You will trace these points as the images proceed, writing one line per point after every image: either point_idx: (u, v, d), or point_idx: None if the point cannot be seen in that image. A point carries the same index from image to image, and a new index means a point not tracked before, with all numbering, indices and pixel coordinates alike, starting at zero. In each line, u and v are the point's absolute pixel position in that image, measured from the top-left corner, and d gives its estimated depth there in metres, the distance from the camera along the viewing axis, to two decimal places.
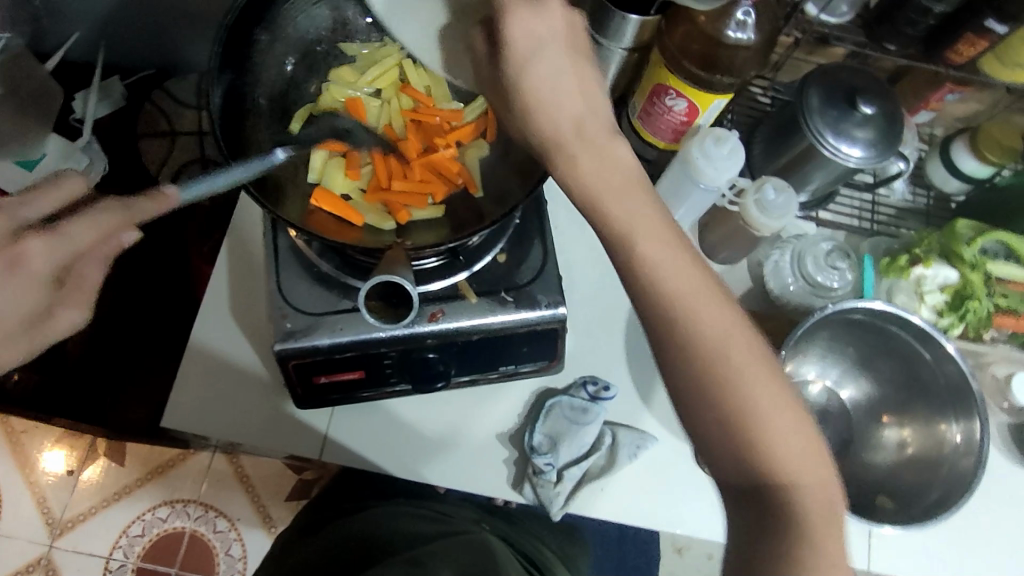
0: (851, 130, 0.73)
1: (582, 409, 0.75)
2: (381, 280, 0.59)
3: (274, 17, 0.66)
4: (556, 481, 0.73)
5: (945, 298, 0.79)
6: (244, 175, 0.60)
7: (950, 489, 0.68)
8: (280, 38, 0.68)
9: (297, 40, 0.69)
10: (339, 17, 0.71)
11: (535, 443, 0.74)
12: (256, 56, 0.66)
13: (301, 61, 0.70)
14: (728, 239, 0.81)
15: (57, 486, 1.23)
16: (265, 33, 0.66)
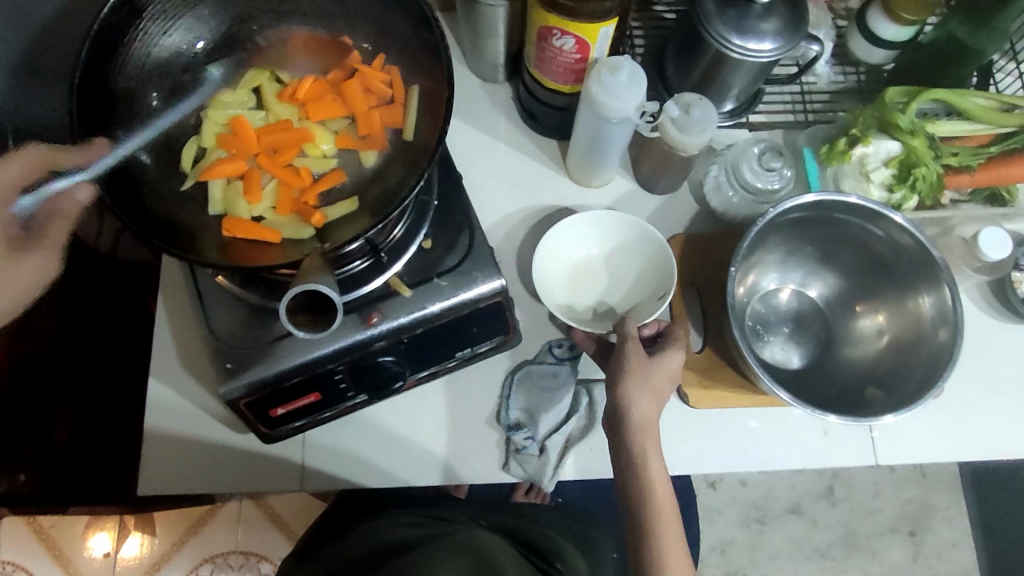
0: (756, 25, 0.69)
1: (550, 375, 0.75)
2: (295, 290, 0.53)
3: (128, 60, 0.63)
4: (538, 451, 0.73)
5: (891, 171, 0.75)
6: (139, 227, 0.58)
7: (932, 365, 0.66)
8: (141, 79, 0.65)
9: (159, 77, 0.66)
10: (196, 42, 0.68)
11: (511, 419, 0.74)
12: (119, 105, 0.63)
13: (169, 96, 0.68)
14: (662, 166, 0.77)
15: (99, 570, 1.22)
16: (122, 79, 0.63)
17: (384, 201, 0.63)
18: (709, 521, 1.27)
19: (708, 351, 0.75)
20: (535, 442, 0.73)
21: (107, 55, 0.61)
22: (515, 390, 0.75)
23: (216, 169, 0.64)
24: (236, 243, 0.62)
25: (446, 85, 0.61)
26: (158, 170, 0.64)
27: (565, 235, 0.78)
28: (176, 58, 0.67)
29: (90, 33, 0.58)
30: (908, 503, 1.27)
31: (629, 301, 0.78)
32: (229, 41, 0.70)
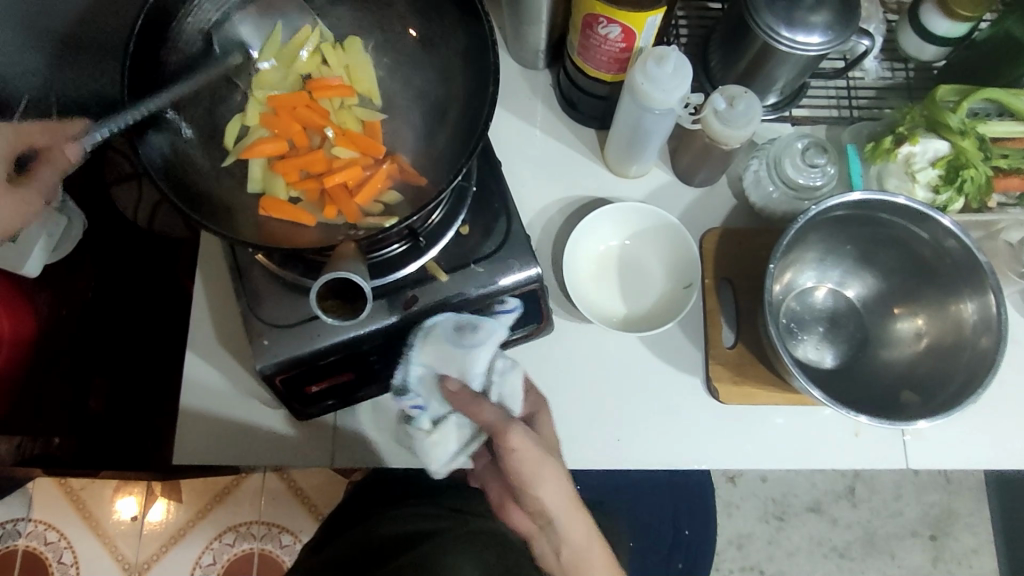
0: (805, 17, 0.67)
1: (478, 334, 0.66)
2: (327, 277, 0.54)
3: (179, 41, 0.63)
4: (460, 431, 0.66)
5: (938, 172, 0.73)
6: (184, 208, 0.58)
7: (971, 374, 0.65)
8: (191, 60, 0.64)
9: (210, 54, 0.66)
10: (246, 27, 0.68)
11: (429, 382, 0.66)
12: (170, 84, 0.62)
13: (219, 77, 0.67)
14: (701, 160, 0.77)
15: (126, 532, 1.26)
16: (173, 60, 0.63)
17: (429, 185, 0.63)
18: (728, 515, 1.26)
19: (739, 347, 0.75)
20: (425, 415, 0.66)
21: (158, 35, 0.61)
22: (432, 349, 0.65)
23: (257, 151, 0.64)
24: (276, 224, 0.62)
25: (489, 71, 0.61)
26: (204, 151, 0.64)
27: (597, 230, 0.79)
28: (227, 42, 0.67)
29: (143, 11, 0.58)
30: (930, 507, 1.26)
31: (661, 294, 0.77)
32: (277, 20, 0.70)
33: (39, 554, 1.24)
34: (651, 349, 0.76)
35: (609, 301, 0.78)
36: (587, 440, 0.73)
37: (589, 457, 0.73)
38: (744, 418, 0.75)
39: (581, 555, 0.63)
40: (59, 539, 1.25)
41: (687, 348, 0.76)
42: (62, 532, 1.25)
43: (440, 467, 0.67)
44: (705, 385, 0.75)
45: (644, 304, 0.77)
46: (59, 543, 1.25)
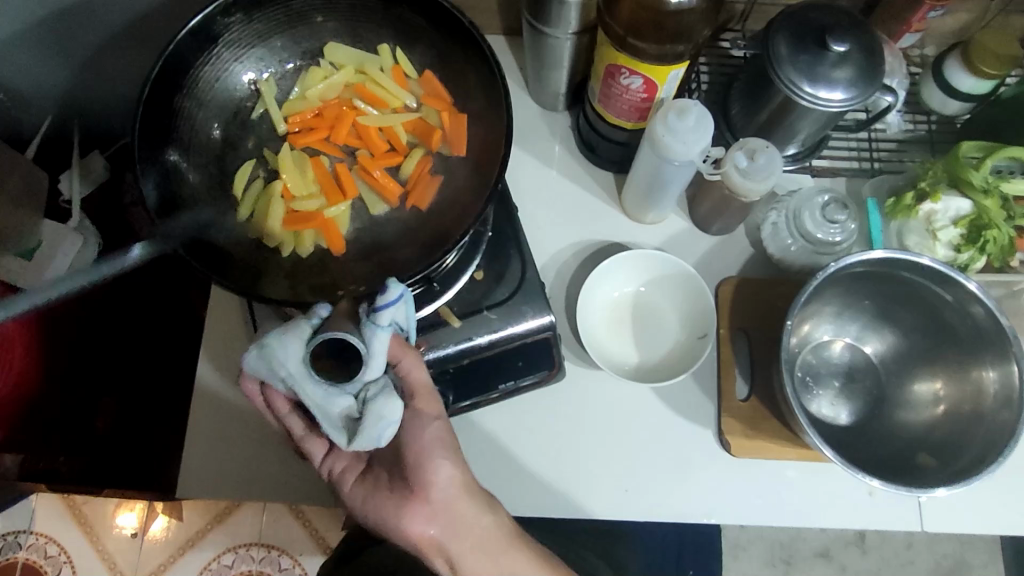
0: (829, 73, 0.67)
1: (382, 354, 0.55)
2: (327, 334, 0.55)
3: (199, 77, 0.66)
4: (290, 334, 0.55)
5: (960, 232, 0.72)
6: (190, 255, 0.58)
7: (991, 443, 0.63)
8: (206, 96, 0.67)
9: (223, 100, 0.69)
10: (261, 74, 0.71)
11: (333, 419, 0.55)
12: (181, 118, 0.65)
13: (229, 121, 0.70)
14: (719, 209, 0.76)
15: (125, 548, 1.25)
16: (189, 96, 0.65)
17: (437, 232, 0.67)
18: (735, 557, 1.24)
19: (753, 401, 0.73)
20: (320, 326, 0.56)
21: (174, 80, 0.63)
22: (387, 428, 0.53)
23: (298, 217, 0.66)
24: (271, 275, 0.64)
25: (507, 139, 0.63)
26: (206, 189, 0.66)
27: (612, 276, 0.78)
28: (242, 85, 0.70)
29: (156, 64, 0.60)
30: (942, 557, 1.23)
31: (675, 344, 0.77)
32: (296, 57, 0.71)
33: (38, 568, 1.24)
34: (663, 398, 0.75)
35: (621, 349, 0.77)
36: (595, 490, 0.72)
37: (597, 506, 0.72)
38: (754, 469, 0.73)
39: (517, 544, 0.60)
40: (59, 553, 1.25)
41: (700, 398, 0.75)
42: (62, 545, 1.25)
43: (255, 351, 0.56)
44: (717, 437, 0.74)
45: (657, 352, 0.77)
46: (59, 557, 1.24)
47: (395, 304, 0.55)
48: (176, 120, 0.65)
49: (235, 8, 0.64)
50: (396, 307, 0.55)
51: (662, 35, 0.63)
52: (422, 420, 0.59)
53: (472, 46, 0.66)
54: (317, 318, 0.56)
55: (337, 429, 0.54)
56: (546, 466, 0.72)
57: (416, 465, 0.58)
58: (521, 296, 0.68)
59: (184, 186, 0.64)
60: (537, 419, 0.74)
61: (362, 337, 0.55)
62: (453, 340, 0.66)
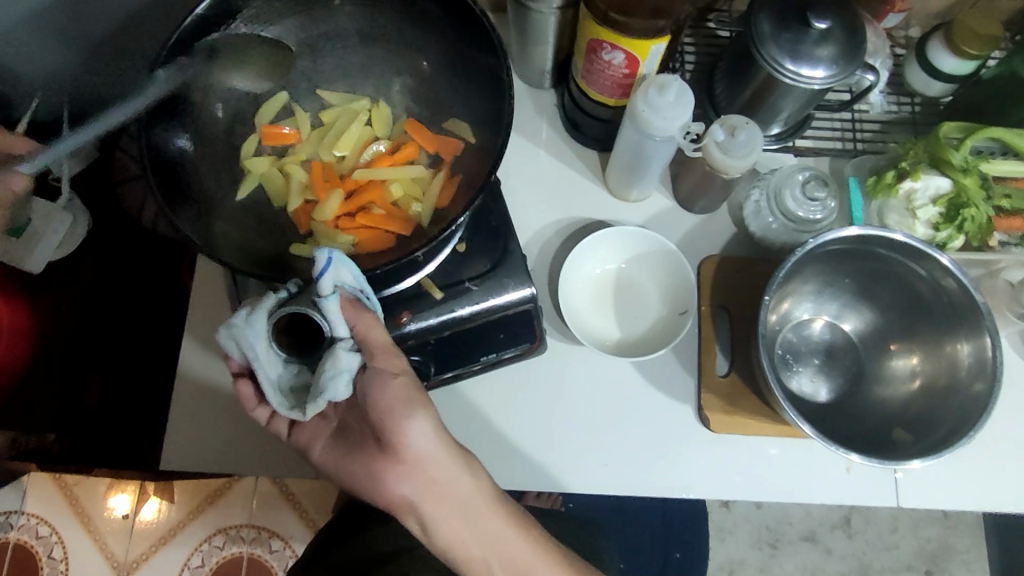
0: (810, 50, 0.67)
1: (339, 321, 0.56)
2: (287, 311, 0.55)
3: None
4: (256, 313, 0.55)
5: (938, 210, 0.73)
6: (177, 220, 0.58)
7: (963, 416, 0.64)
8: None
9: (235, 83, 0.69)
10: None
11: (284, 380, 0.57)
12: (190, 93, 0.65)
13: (236, 106, 0.70)
14: (701, 188, 0.77)
15: (116, 529, 1.26)
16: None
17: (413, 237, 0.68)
18: (721, 541, 1.25)
19: (732, 376, 0.74)
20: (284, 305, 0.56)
21: (184, 65, 0.63)
22: (333, 389, 0.54)
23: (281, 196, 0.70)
24: (252, 248, 0.65)
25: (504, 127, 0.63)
26: (207, 168, 0.66)
27: (595, 252, 0.79)
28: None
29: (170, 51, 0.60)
30: (926, 541, 1.24)
31: (657, 320, 0.77)
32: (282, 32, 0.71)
33: (30, 548, 1.25)
34: (645, 375, 0.75)
35: (603, 325, 0.77)
36: (575, 462, 0.73)
37: (578, 481, 0.72)
38: (733, 444, 0.74)
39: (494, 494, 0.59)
40: (50, 533, 1.25)
41: (682, 376, 0.75)
42: (53, 525, 1.25)
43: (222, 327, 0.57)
44: (697, 413, 0.74)
45: (640, 328, 0.77)
46: (50, 537, 1.25)
47: (329, 269, 0.54)
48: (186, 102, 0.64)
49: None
50: (334, 271, 0.55)
51: (645, 10, 0.63)
52: (383, 377, 0.57)
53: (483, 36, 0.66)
54: (285, 293, 0.56)
55: (284, 400, 0.57)
56: (529, 441, 0.73)
57: (385, 427, 0.58)
58: (503, 271, 0.69)
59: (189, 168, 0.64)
60: (520, 395, 0.74)
61: (322, 311, 0.55)
62: (436, 312, 0.67)
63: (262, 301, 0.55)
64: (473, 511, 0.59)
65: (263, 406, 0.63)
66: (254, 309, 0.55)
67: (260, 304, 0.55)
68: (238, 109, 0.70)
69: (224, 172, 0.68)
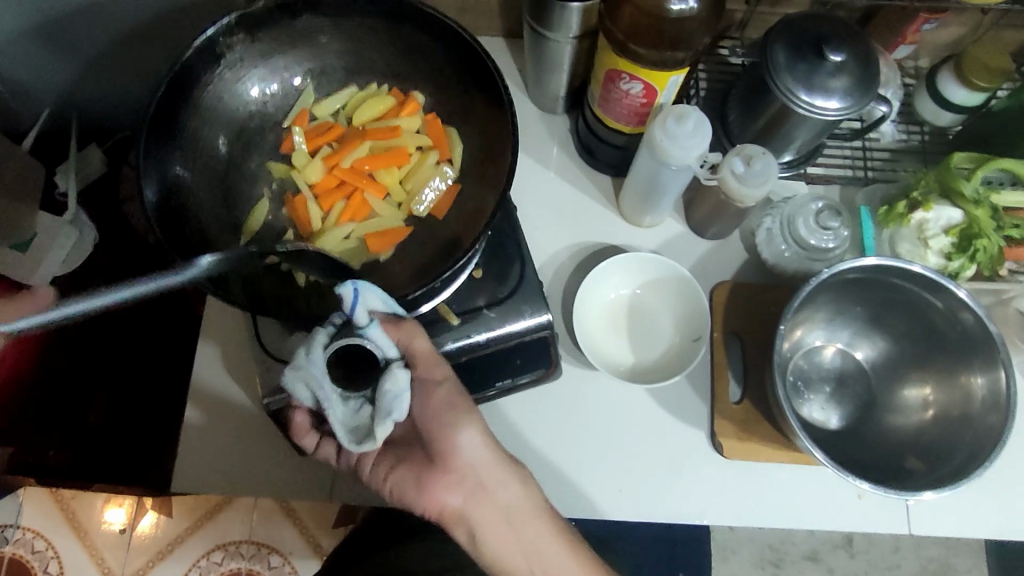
0: (825, 82, 0.68)
1: (388, 343, 0.57)
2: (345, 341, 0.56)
3: (210, 87, 0.66)
4: (313, 348, 0.55)
5: (951, 240, 0.74)
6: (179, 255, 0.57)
7: (978, 447, 0.65)
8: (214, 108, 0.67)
9: (234, 116, 0.69)
10: (268, 88, 0.71)
11: (348, 420, 0.56)
12: (187, 130, 0.65)
13: (235, 140, 0.70)
14: (714, 214, 0.78)
15: (114, 544, 1.24)
16: (199, 106, 0.66)
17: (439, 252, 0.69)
18: (724, 560, 1.25)
19: (745, 403, 0.74)
20: (338, 337, 0.57)
21: (180, 100, 0.64)
22: (397, 408, 0.55)
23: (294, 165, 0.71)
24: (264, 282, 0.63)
25: (511, 155, 0.65)
26: (209, 202, 0.66)
27: (609, 277, 0.79)
28: (249, 100, 0.70)
29: (166, 83, 0.61)
30: (929, 562, 1.24)
31: (669, 345, 0.77)
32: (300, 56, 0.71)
33: (26, 563, 1.23)
34: (658, 400, 0.76)
35: (616, 351, 0.78)
36: (589, 489, 0.73)
37: (592, 507, 0.72)
38: (746, 470, 0.74)
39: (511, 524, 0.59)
40: (47, 548, 1.24)
41: (694, 401, 0.76)
42: (50, 540, 1.24)
43: (284, 375, 0.56)
44: (710, 439, 0.75)
45: (652, 354, 0.78)
46: (46, 552, 1.24)
47: (360, 301, 0.55)
48: (183, 137, 0.65)
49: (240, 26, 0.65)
50: (363, 302, 0.56)
51: (662, 41, 0.63)
52: (427, 386, 0.59)
53: (475, 58, 0.67)
54: (334, 326, 0.56)
55: (353, 437, 0.56)
56: (541, 467, 0.73)
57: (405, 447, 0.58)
58: (520, 297, 0.69)
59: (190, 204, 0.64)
60: (532, 420, 0.74)
61: (369, 340, 0.57)
62: (453, 337, 0.67)
63: (320, 335, 0.56)
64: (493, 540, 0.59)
65: (311, 434, 0.64)
66: (314, 345, 0.56)
67: (316, 341, 0.56)
68: (236, 141, 0.70)
69: (227, 207, 0.68)
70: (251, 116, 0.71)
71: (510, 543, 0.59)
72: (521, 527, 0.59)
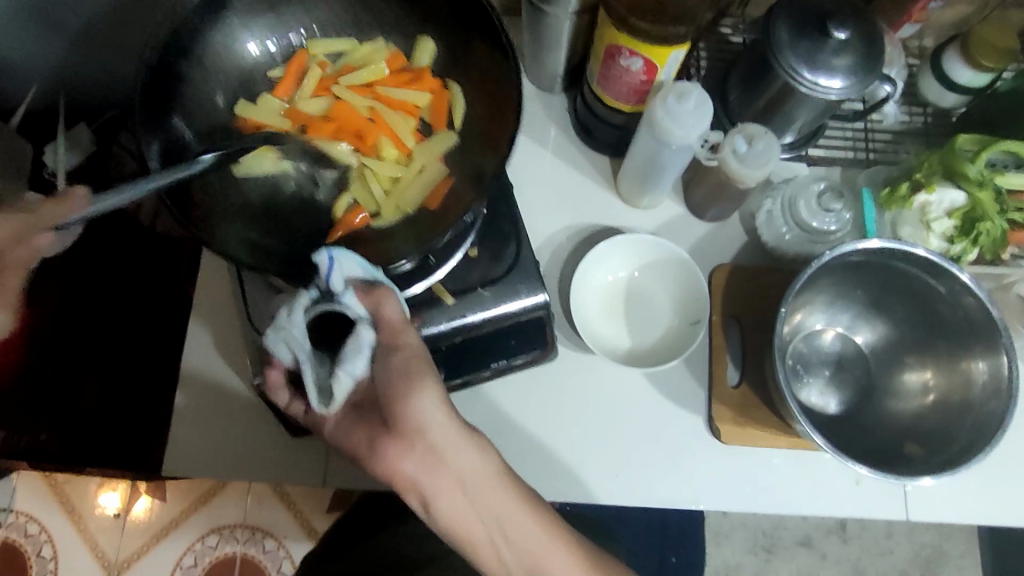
0: (829, 60, 0.67)
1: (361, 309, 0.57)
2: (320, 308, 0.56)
3: (209, 44, 0.66)
4: (293, 310, 0.56)
5: (953, 223, 0.73)
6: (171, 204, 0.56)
7: (979, 432, 0.64)
8: (215, 63, 0.67)
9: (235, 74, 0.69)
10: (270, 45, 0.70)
11: (320, 380, 0.56)
12: (187, 84, 0.65)
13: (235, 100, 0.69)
14: (713, 196, 0.76)
15: (107, 528, 1.24)
16: (198, 60, 0.65)
17: (430, 227, 0.64)
18: (718, 544, 1.25)
19: (743, 387, 0.73)
20: (314, 305, 0.56)
21: (179, 56, 0.63)
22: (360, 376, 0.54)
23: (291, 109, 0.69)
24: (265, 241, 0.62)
25: (517, 104, 0.63)
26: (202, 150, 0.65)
27: (607, 259, 0.78)
28: (250, 57, 0.69)
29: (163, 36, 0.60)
30: (921, 547, 1.25)
31: (668, 329, 0.76)
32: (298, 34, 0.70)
33: (18, 546, 1.23)
34: (655, 384, 0.75)
35: (613, 334, 0.77)
36: (585, 474, 0.72)
37: (588, 491, 0.72)
38: (744, 455, 0.74)
39: (505, 510, 0.58)
40: (39, 531, 1.23)
41: (692, 385, 0.75)
42: (42, 524, 1.23)
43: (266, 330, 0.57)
44: (708, 423, 0.74)
45: (649, 337, 0.77)
46: (39, 535, 1.23)
47: (334, 268, 0.56)
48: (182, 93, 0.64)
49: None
50: (339, 269, 0.57)
51: (665, 16, 0.63)
52: (386, 354, 0.57)
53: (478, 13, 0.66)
54: (311, 292, 0.56)
55: (323, 399, 0.56)
56: (536, 450, 0.72)
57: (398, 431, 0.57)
58: (516, 279, 0.68)
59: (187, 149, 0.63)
60: (528, 403, 0.74)
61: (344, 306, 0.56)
62: (448, 318, 0.66)
63: (297, 299, 0.56)
64: (487, 530, 0.57)
65: (289, 400, 0.63)
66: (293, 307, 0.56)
67: (297, 304, 0.56)
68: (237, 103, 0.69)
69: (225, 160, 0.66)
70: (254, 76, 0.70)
71: (505, 528, 0.58)
72: (516, 511, 0.58)
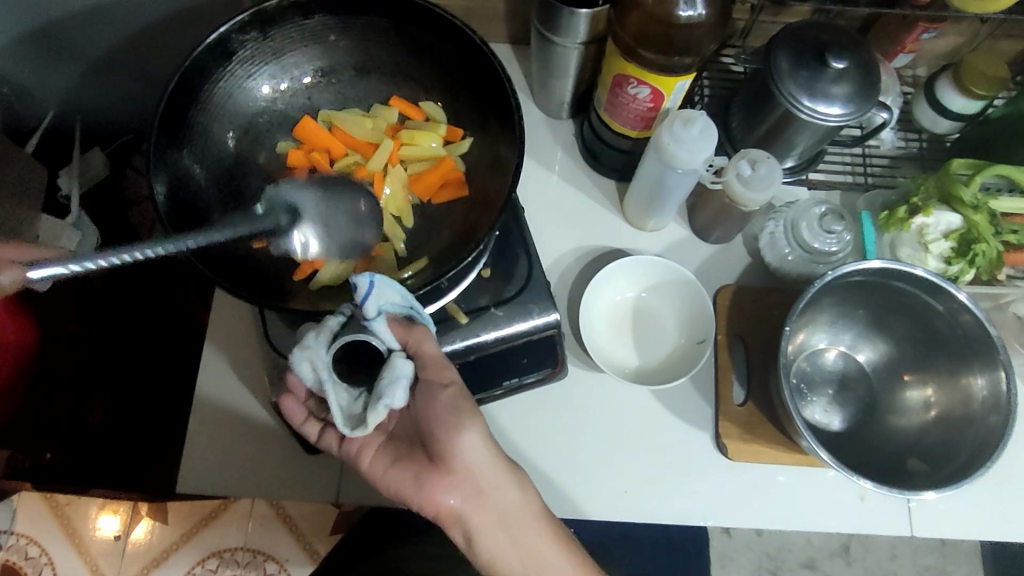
0: (828, 89, 0.69)
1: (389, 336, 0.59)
2: (346, 339, 0.59)
3: (219, 85, 0.68)
4: (322, 333, 0.58)
5: (950, 245, 0.75)
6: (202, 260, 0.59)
7: (980, 447, 0.66)
8: (224, 104, 0.69)
9: (240, 113, 0.71)
10: (277, 85, 0.73)
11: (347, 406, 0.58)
12: (197, 121, 0.67)
13: (242, 135, 0.72)
14: (717, 219, 0.79)
15: (107, 551, 1.24)
16: (208, 102, 0.68)
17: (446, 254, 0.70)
18: (723, 567, 1.24)
19: (749, 405, 0.75)
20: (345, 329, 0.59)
21: (192, 94, 0.65)
22: (394, 395, 0.56)
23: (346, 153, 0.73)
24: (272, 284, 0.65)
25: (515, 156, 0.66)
26: (212, 188, 0.68)
27: (613, 280, 0.80)
28: (257, 98, 0.72)
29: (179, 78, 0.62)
30: (925, 569, 1.25)
31: (674, 348, 0.78)
32: (289, 50, 0.71)
33: (18, 570, 1.22)
34: (663, 401, 0.76)
35: (620, 354, 0.78)
36: (595, 491, 0.73)
37: (599, 509, 0.72)
38: (750, 472, 0.75)
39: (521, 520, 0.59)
40: (41, 556, 1.23)
41: (698, 403, 0.76)
42: (44, 547, 1.23)
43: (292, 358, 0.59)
44: (714, 440, 0.75)
45: (656, 355, 0.78)
46: (41, 560, 1.23)
47: (374, 292, 0.58)
48: (192, 131, 0.67)
49: (254, 25, 0.66)
50: (376, 294, 0.59)
51: (671, 47, 0.65)
52: (433, 388, 0.59)
53: (479, 56, 0.69)
54: (341, 316, 0.60)
55: (350, 420, 0.58)
56: (547, 468, 0.73)
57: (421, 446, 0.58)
58: (528, 297, 0.70)
59: (197, 191, 0.66)
60: (539, 421, 0.75)
61: (373, 332, 0.59)
62: (461, 334, 0.68)
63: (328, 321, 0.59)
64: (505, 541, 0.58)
65: (309, 424, 0.65)
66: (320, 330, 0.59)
67: (325, 327, 0.59)
68: (241, 139, 0.72)
69: (234, 199, 0.70)
70: (260, 114, 0.73)
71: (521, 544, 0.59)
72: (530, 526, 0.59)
